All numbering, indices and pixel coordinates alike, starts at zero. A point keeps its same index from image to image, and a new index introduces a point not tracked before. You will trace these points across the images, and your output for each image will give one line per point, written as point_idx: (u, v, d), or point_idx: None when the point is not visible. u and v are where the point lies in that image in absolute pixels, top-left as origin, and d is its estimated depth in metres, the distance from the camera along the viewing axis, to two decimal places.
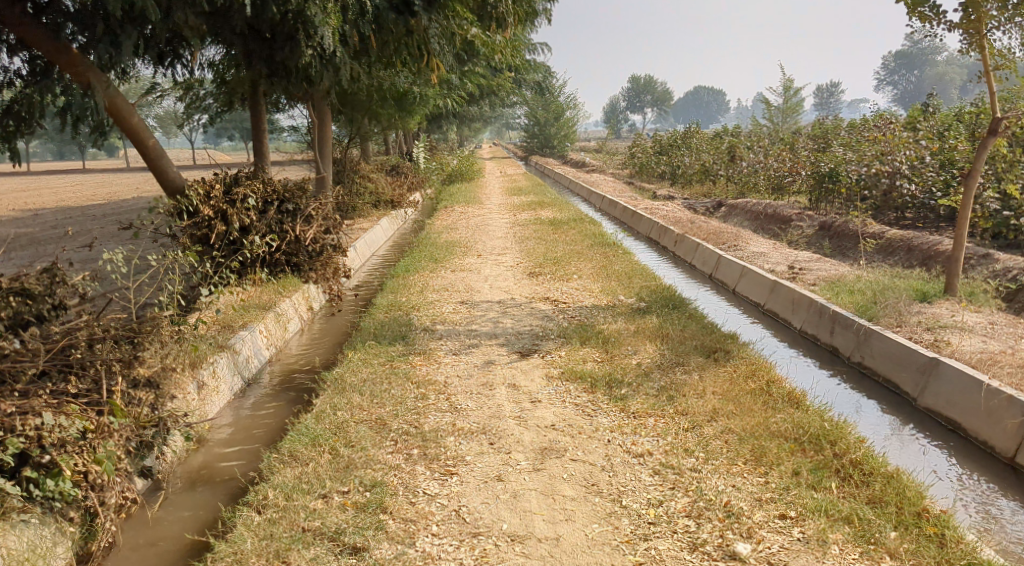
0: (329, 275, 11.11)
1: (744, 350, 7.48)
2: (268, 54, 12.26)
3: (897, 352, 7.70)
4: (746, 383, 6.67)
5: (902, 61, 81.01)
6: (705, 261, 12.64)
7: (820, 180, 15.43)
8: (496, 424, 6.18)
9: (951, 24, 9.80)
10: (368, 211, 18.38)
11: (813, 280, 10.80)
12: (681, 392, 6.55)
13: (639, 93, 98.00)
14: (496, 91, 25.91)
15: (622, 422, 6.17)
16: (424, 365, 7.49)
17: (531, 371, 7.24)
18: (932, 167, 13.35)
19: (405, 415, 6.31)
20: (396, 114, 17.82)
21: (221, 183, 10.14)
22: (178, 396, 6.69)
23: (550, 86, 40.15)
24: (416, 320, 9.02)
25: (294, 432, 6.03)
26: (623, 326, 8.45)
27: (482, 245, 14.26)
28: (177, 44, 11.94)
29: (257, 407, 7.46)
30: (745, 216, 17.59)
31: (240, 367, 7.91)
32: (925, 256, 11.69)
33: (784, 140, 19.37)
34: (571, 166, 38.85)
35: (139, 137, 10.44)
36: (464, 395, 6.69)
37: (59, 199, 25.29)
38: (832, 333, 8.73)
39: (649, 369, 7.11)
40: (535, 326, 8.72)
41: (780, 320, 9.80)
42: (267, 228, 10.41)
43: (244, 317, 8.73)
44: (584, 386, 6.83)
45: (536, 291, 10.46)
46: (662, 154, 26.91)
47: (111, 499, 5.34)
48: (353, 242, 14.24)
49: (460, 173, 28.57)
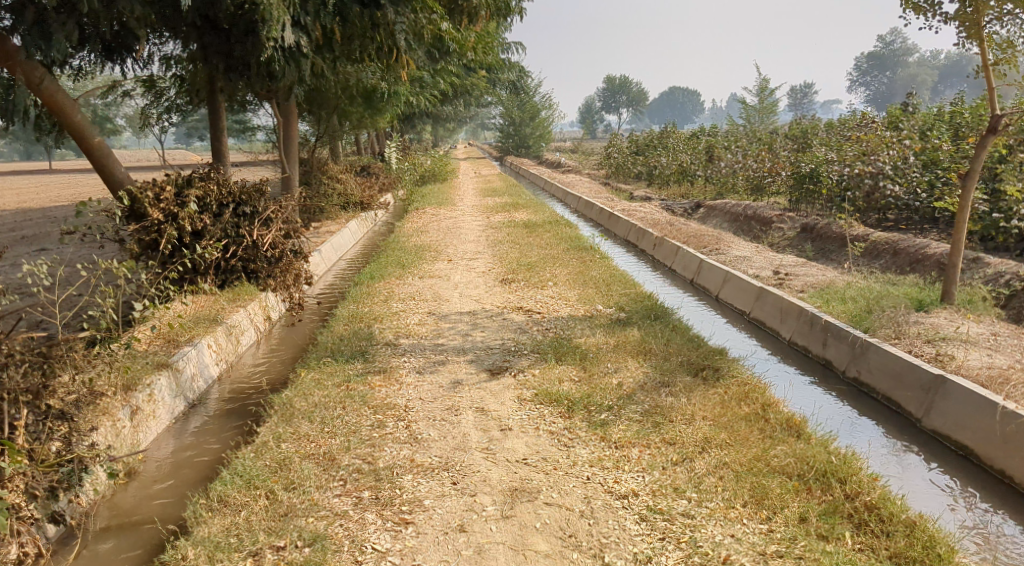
0: (289, 283, 10.29)
1: (734, 368, 6.82)
2: (225, 49, 11.48)
3: (898, 368, 7.14)
4: (738, 407, 6.02)
5: (875, 63, 81.23)
6: (686, 265, 12.03)
7: (800, 180, 14.91)
8: (459, 458, 5.50)
9: (946, 16, 9.25)
10: (336, 214, 17.59)
11: (801, 286, 10.22)
12: (667, 418, 5.88)
13: (614, 93, 97.22)
14: (470, 89, 25.18)
15: (603, 454, 5.49)
16: (383, 387, 6.76)
17: (501, 393, 6.54)
18: (917, 167, 12.82)
19: (357, 449, 5.59)
20: (364, 113, 17.07)
21: (171, 185, 9.31)
22: (105, 424, 6.00)
23: (525, 86, 39.50)
24: (379, 334, 8.31)
25: (229, 471, 5.30)
26: (603, 341, 7.78)
27: (453, 249, 13.55)
28: (126, 38, 11.12)
29: (198, 435, 6.72)
30: (724, 218, 17.01)
31: (182, 387, 7.18)
32: (912, 260, 11.17)
33: (762, 140, 18.85)
34: (549, 166, 38.18)
35: (83, 136, 9.61)
36: (425, 423, 5.99)
37: (19, 199, 24.26)
38: (825, 346, 8.14)
39: (632, 390, 6.43)
40: (506, 341, 8.03)
41: (767, 330, 9.21)
42: (221, 233, 9.65)
43: (191, 331, 7.96)
44: (560, 410, 6.15)
45: (508, 300, 9.80)
46: (639, 155, 26.33)
47: (9, 554, 4.82)
48: (317, 246, 13.50)
49: (434, 174, 27.80)
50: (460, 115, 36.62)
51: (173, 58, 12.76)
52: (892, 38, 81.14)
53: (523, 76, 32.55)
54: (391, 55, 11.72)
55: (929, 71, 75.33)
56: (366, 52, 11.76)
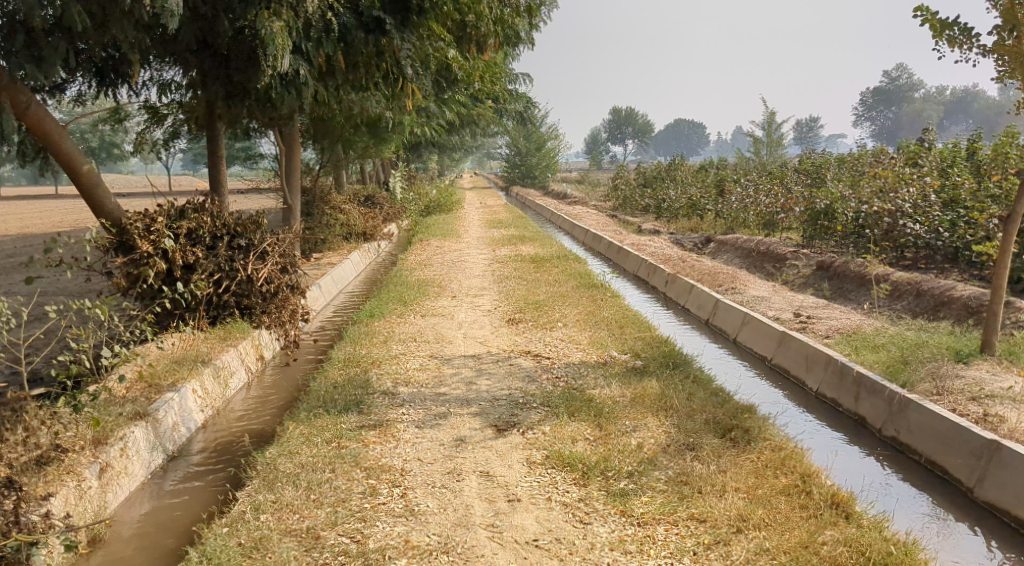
0: (285, 320, 9.71)
1: (767, 430, 6.16)
2: (224, 75, 10.99)
3: (944, 429, 6.52)
4: (775, 478, 5.39)
5: (881, 98, 81.06)
6: (701, 305, 11.44)
7: (815, 217, 14.34)
8: (460, 537, 4.90)
9: (984, 49, 8.73)
10: (338, 244, 17.02)
11: (826, 331, 9.60)
12: (695, 489, 5.27)
13: (619, 126, 97.04)
14: (476, 120, 24.74)
15: (625, 534, 4.90)
16: (378, 445, 6.14)
17: (508, 455, 5.90)
18: (937, 206, 12.25)
19: (344, 524, 5.01)
20: (367, 142, 16.58)
21: (162, 216, 8.82)
22: (66, 487, 5.49)
23: (532, 117, 39.17)
24: (375, 381, 7.68)
25: (198, 553, 4.73)
26: (619, 393, 7.13)
27: (457, 284, 12.94)
28: (119, 62, 10.61)
29: (176, 495, 6.15)
30: (736, 253, 16.40)
31: (162, 438, 6.61)
32: (936, 303, 10.55)
33: (774, 175, 18.29)
34: (555, 197, 37.70)
35: (71, 163, 9.02)
36: (422, 491, 5.37)
37: (20, 225, 23.72)
38: (858, 401, 7.50)
39: (654, 453, 5.81)
40: (514, 391, 7.37)
41: (791, 378, 8.58)
42: (215, 267, 9.07)
43: (175, 374, 7.37)
44: (575, 477, 5.53)
45: (514, 342, 9.18)
46: (646, 187, 25.78)
47: None
48: (316, 279, 12.93)
49: (439, 205, 27.27)
50: (467, 145, 36.20)
51: (172, 85, 12.31)
52: (897, 74, 81.06)
53: (529, 106, 32.15)
54: (395, 83, 11.21)
55: (933, 105, 75.12)
56: (369, 81, 11.27)
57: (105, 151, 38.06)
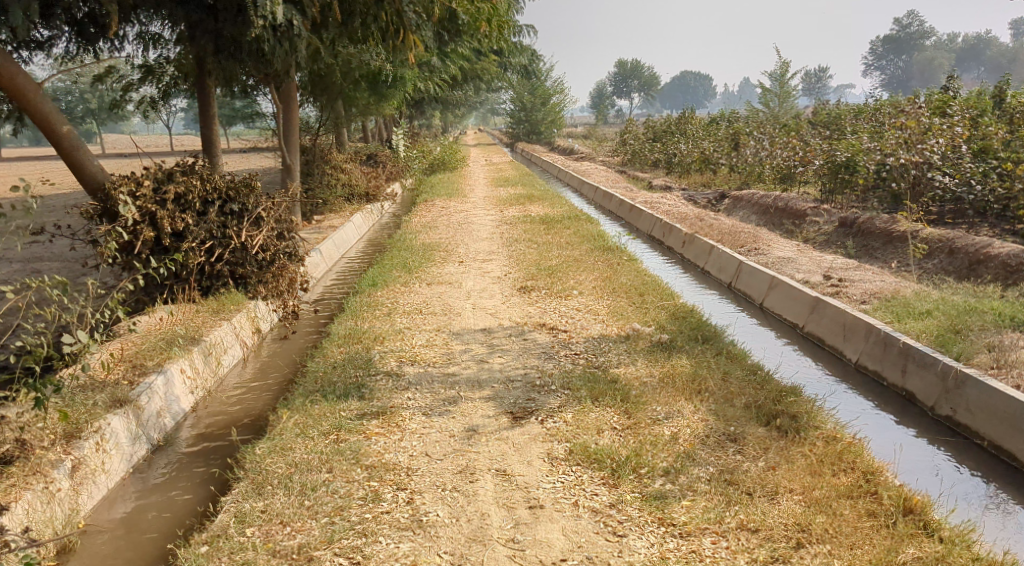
0: (283, 289, 9.01)
1: (816, 416, 5.51)
2: (214, 27, 10.01)
3: (1010, 410, 5.88)
4: (834, 476, 4.84)
5: (892, 46, 79.02)
6: (723, 267, 10.72)
7: (835, 170, 13.48)
8: (476, 557, 4.36)
9: None
10: (338, 206, 16.27)
11: (862, 294, 8.88)
12: (745, 491, 4.72)
13: (625, 79, 95.29)
14: (480, 74, 23.72)
15: (666, 550, 4.38)
16: (380, 437, 5.49)
17: (526, 449, 5.24)
18: (968, 157, 11.41)
19: (343, 541, 4.47)
20: (369, 99, 15.67)
21: (149, 180, 8.06)
22: (32, 496, 4.88)
23: (536, 71, 37.94)
24: (378, 359, 7.02)
25: None
26: (646, 373, 6.46)
27: (464, 248, 12.21)
28: (97, 13, 9.73)
29: (161, 492, 5.57)
30: (753, 209, 15.57)
31: (146, 426, 5.98)
32: (971, 261, 9.80)
33: (791, 126, 17.34)
34: (561, 153, 36.67)
35: (47, 124, 8.07)
36: (431, 496, 4.79)
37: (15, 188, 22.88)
38: (905, 374, 6.82)
39: (695, 445, 5.17)
40: (529, 370, 6.71)
41: (827, 348, 7.90)
42: (207, 234, 8.34)
43: (161, 353, 6.69)
44: (603, 475, 4.92)
45: (527, 313, 8.49)
46: (655, 141, 24.78)
47: None
48: (316, 244, 12.24)
49: (442, 162, 26.40)
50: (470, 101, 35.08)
51: (160, 39, 11.45)
52: (908, 21, 78.83)
53: (533, 58, 30.96)
54: (394, 34, 10.34)
55: (945, 53, 73.48)
56: (367, 33, 10.40)
57: (103, 111, 37.02)
